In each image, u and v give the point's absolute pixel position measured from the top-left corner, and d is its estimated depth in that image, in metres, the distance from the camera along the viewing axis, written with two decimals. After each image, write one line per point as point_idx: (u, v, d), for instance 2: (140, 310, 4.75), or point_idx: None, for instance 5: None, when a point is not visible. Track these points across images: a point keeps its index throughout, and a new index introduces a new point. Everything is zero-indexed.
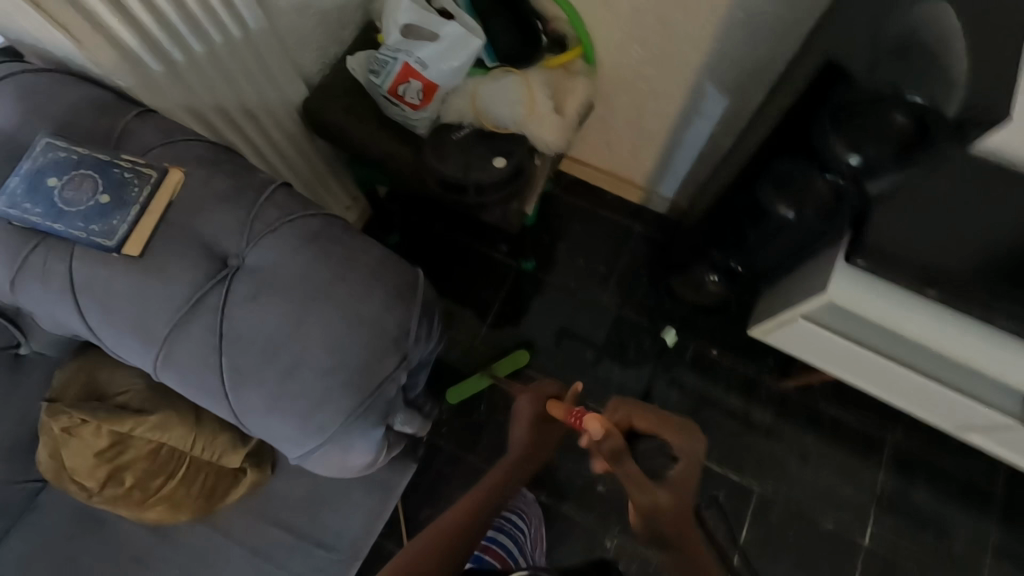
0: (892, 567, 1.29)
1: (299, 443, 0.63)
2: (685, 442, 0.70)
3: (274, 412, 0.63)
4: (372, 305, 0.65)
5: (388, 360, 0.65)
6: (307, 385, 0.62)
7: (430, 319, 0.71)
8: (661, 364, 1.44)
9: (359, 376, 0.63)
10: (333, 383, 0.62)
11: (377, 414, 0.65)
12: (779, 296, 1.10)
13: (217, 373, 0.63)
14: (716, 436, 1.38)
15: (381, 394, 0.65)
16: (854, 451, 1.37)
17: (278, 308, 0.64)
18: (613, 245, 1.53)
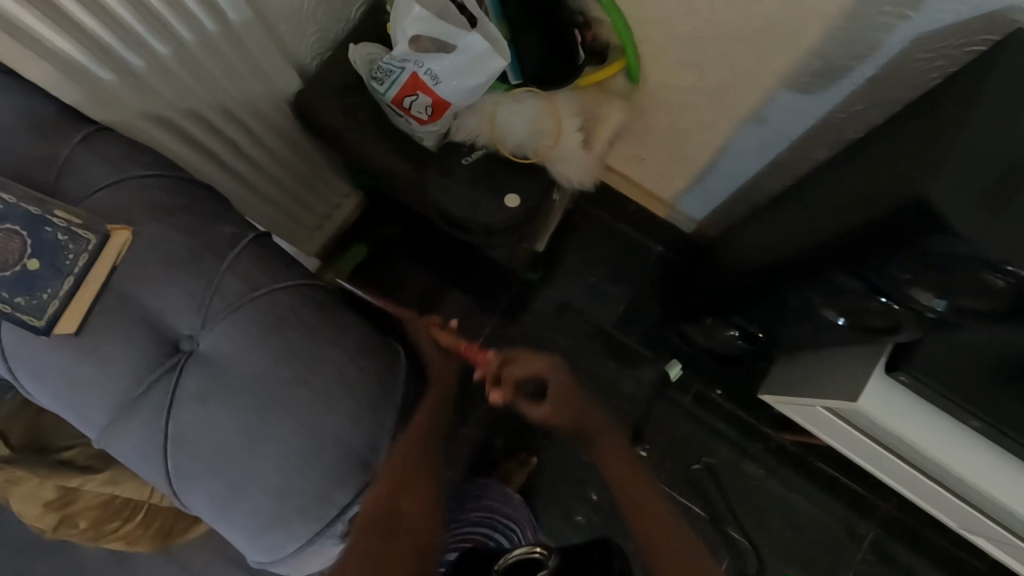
0: None
1: (250, 551, 0.59)
2: (550, 362, 0.83)
3: (225, 521, 0.58)
4: (341, 413, 0.59)
5: (355, 473, 0.59)
6: (262, 499, 0.57)
7: (408, 417, 0.65)
8: (659, 399, 1.38)
9: (322, 492, 0.58)
10: (291, 500, 0.57)
11: (339, 527, 0.60)
12: (801, 371, 1.00)
13: (160, 473, 0.57)
14: (703, 479, 1.34)
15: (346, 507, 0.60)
16: (843, 510, 1.33)
17: (234, 412, 0.56)
18: (627, 264, 1.42)
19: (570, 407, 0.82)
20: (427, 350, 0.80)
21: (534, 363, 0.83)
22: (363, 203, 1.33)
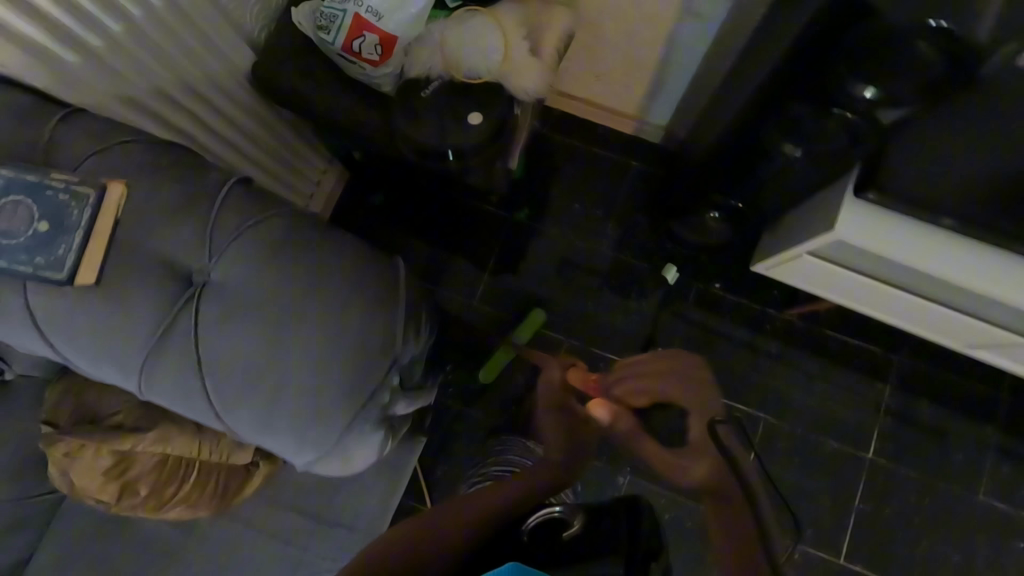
0: (896, 479, 1.32)
1: (301, 453, 0.64)
2: (681, 358, 0.96)
3: (271, 431, 0.62)
4: (357, 316, 0.62)
5: (379, 365, 0.64)
6: (298, 399, 0.61)
7: (416, 311, 0.69)
8: (663, 305, 1.41)
9: (349, 382, 0.62)
10: (325, 394, 0.62)
11: (374, 416, 0.65)
12: (784, 232, 1.04)
13: (201, 398, 0.61)
14: (721, 372, 1.38)
15: (376, 399, 0.64)
16: (856, 372, 1.37)
17: (261, 331, 0.60)
18: (605, 184, 1.46)
19: (701, 445, 0.82)
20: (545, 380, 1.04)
21: (673, 362, 0.95)
22: (336, 192, 1.42)
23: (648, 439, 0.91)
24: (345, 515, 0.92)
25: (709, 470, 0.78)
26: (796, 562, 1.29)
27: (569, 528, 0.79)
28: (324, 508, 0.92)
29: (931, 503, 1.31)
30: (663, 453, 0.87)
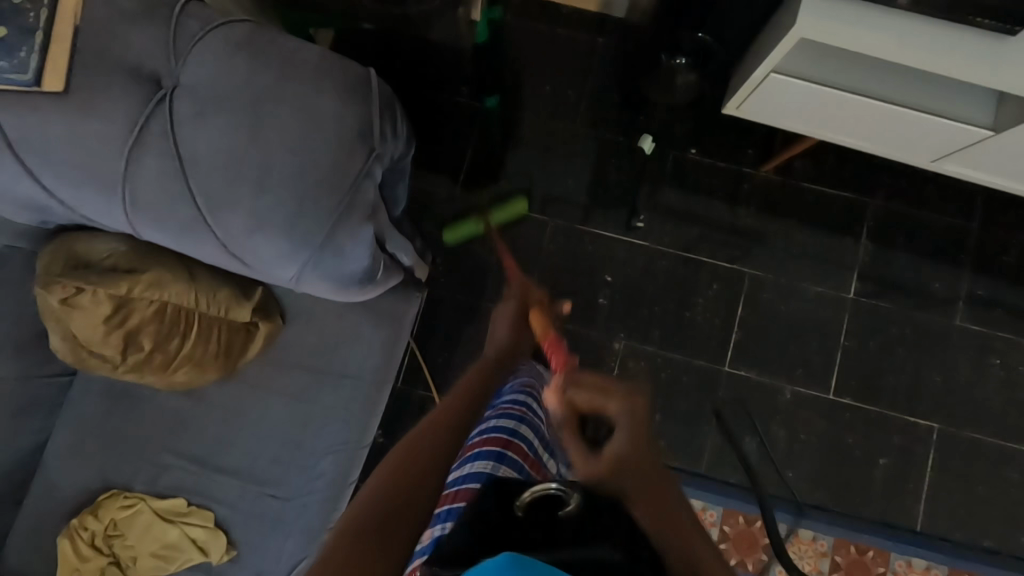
0: (877, 316, 1.37)
1: (296, 258, 0.65)
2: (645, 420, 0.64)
3: (258, 230, 0.64)
4: (328, 105, 0.64)
5: (356, 153, 0.65)
6: (286, 195, 0.63)
7: (391, 113, 0.70)
8: (641, 175, 1.42)
9: (334, 173, 0.64)
10: (312, 186, 0.63)
11: (360, 208, 0.66)
12: (745, 66, 1.08)
13: (190, 205, 0.63)
14: (704, 234, 1.41)
15: (358, 190, 0.66)
16: (834, 219, 1.40)
17: (233, 124, 0.62)
18: (573, 62, 1.45)
19: (633, 478, 0.60)
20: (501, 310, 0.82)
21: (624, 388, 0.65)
22: None
23: (570, 429, 0.65)
24: (351, 369, 0.92)
25: (609, 461, 0.61)
26: (787, 402, 1.35)
27: (569, 500, 0.55)
28: (329, 364, 0.92)
29: (910, 333, 1.37)
30: (583, 458, 0.62)
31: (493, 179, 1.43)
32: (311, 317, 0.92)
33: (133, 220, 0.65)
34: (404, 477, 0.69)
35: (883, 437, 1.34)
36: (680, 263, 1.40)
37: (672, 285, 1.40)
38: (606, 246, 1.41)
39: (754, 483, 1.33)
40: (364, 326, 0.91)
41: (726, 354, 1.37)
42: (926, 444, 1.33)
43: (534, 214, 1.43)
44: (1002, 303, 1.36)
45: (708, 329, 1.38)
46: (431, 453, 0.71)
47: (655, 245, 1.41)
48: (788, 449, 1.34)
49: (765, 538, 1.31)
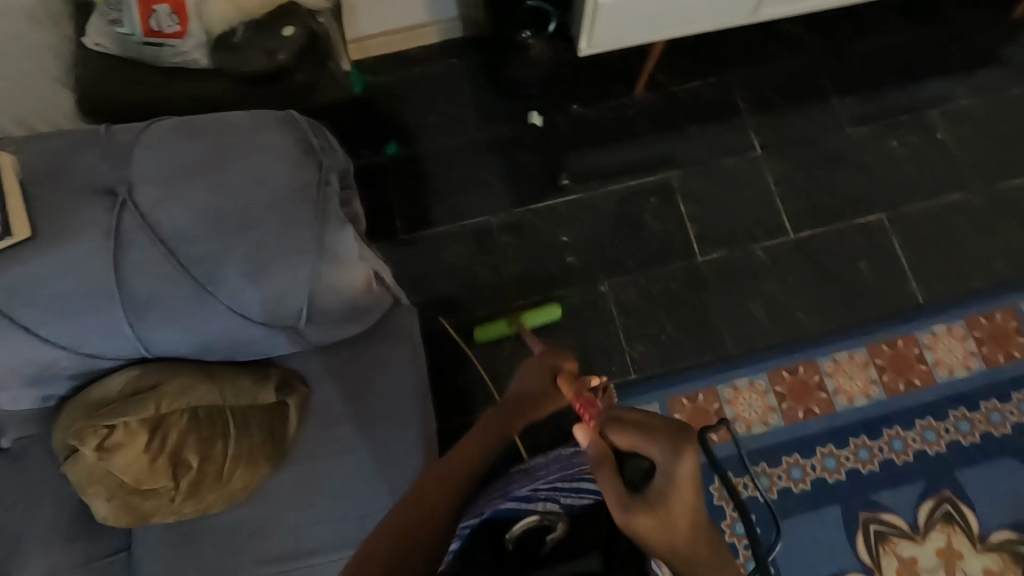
0: (789, 155, 1.54)
1: (294, 283, 0.76)
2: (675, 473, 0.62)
3: (256, 273, 0.74)
4: (266, 150, 0.75)
5: (308, 175, 0.76)
6: (264, 231, 0.74)
7: (323, 136, 0.81)
8: (545, 144, 1.57)
9: (295, 195, 0.75)
10: (282, 213, 0.74)
11: (333, 217, 0.77)
12: (578, 8, 1.25)
13: (192, 278, 0.74)
14: (620, 164, 1.55)
15: (325, 203, 0.77)
16: (714, 101, 1.58)
17: (197, 198, 0.73)
18: (441, 86, 1.61)
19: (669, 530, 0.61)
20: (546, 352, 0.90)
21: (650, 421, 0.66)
22: None
23: (609, 468, 0.66)
24: (391, 398, 0.95)
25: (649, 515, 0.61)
26: (763, 257, 1.47)
27: (557, 529, 0.88)
28: (369, 404, 0.94)
29: (822, 155, 1.54)
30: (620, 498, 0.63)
31: (426, 208, 1.55)
32: (334, 368, 0.95)
33: (149, 319, 0.75)
34: (442, 493, 0.75)
35: (852, 245, 1.47)
36: (615, 196, 1.53)
37: (619, 217, 1.51)
38: (548, 213, 1.53)
39: (776, 338, 1.42)
40: (386, 349, 0.96)
41: (693, 247, 1.48)
42: (885, 231, 1.48)
43: (475, 219, 1.54)
44: (870, 100, 1.57)
45: (667, 236, 1.50)
46: (454, 478, 0.77)
47: (587, 193, 1.54)
48: (787, 295, 1.44)
49: (812, 377, 1.38)
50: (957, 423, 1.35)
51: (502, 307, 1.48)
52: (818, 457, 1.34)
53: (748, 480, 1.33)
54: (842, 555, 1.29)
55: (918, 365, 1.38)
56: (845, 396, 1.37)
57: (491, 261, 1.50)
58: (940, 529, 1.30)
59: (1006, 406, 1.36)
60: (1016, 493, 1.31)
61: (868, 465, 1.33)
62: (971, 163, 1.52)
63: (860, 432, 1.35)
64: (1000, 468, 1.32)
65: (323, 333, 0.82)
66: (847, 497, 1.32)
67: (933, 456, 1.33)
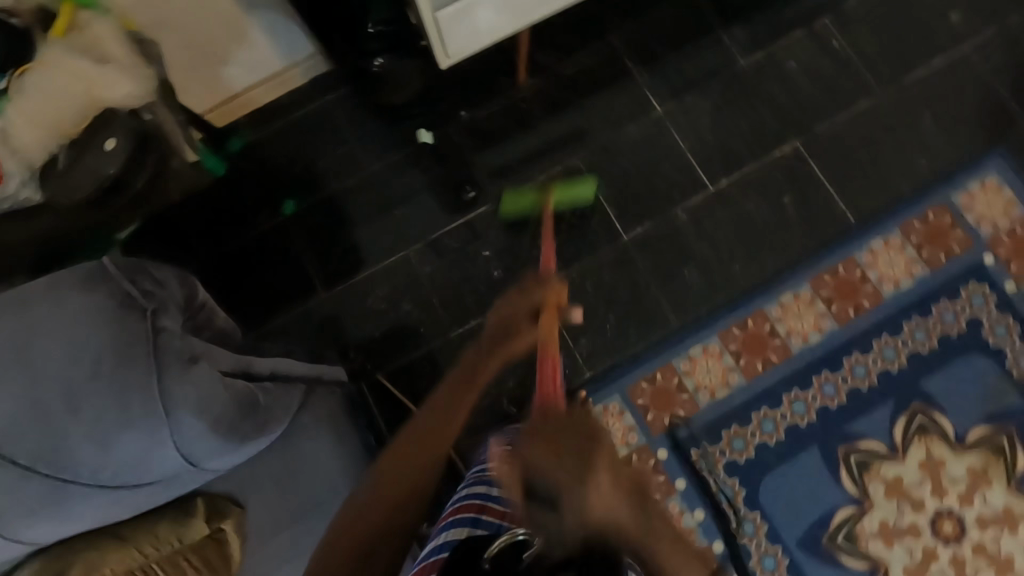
0: (689, 107, 1.48)
1: (161, 437, 0.73)
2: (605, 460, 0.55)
3: (105, 448, 0.71)
4: (76, 318, 0.71)
5: (133, 329, 0.72)
6: (102, 401, 0.70)
7: (144, 271, 0.77)
8: (443, 161, 1.50)
9: (118, 351, 0.71)
10: (117, 376, 0.71)
11: (175, 361, 0.74)
12: (421, 21, 1.17)
13: (37, 479, 0.71)
14: (522, 161, 1.49)
15: (162, 351, 0.73)
16: (603, 70, 1.51)
17: (9, 392, 0.69)
18: (320, 129, 1.53)
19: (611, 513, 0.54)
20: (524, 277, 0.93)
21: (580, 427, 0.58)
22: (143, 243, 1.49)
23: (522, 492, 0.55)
24: (329, 492, 0.92)
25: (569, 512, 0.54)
26: (688, 219, 1.42)
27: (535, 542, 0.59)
28: (306, 507, 0.91)
29: (725, 97, 1.47)
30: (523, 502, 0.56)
31: (338, 259, 1.49)
32: (260, 479, 0.92)
33: (21, 521, 0.72)
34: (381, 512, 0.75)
35: (774, 180, 1.42)
36: (526, 195, 1.47)
37: (534, 215, 1.46)
38: (463, 231, 1.47)
39: (719, 297, 1.38)
40: (308, 445, 0.93)
41: (616, 226, 1.43)
42: (803, 158, 1.42)
43: (392, 257, 1.48)
44: (760, 25, 1.49)
45: (587, 222, 1.44)
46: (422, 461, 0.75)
47: (497, 199, 1.48)
48: (719, 253, 1.40)
49: (764, 327, 1.36)
50: (913, 333, 1.33)
51: (442, 340, 1.44)
52: (786, 404, 1.32)
53: (724, 446, 1.32)
54: (830, 494, 1.29)
55: (864, 287, 1.36)
56: (799, 336, 1.35)
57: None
58: (917, 443, 1.29)
59: (958, 304, 1.34)
60: (983, 388, 1.30)
61: (836, 399, 1.32)
62: (874, 66, 1.45)
63: (821, 369, 1.33)
64: (962, 367, 1.31)
65: (224, 462, 0.79)
66: (822, 437, 1.31)
67: (897, 373, 1.32)
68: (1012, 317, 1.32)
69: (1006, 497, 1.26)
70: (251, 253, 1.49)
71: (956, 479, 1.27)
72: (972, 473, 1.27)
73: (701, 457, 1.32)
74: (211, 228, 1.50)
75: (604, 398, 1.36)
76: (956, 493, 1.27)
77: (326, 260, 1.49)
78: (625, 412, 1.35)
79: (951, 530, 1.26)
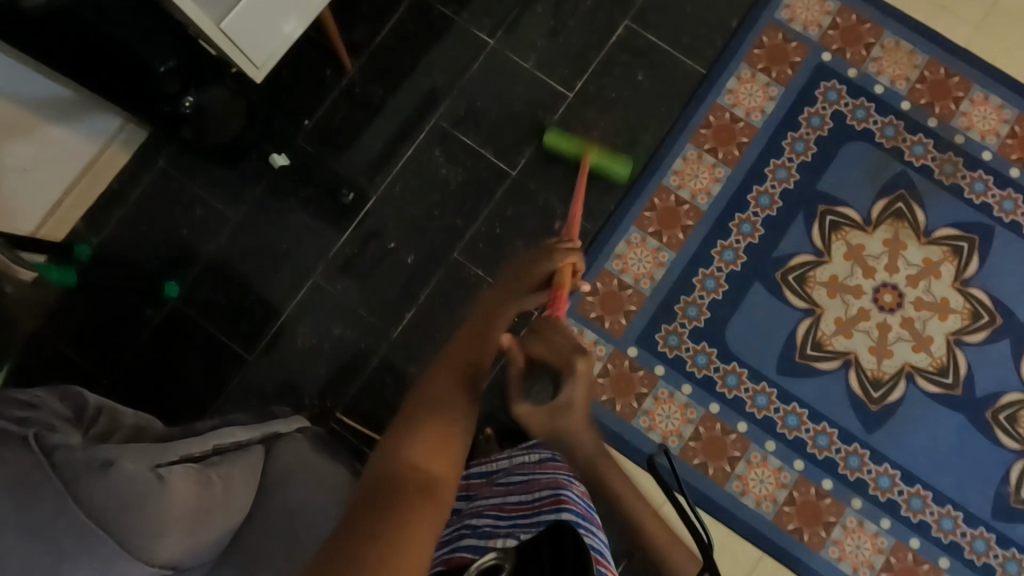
0: (517, 29, 1.46)
1: (116, 563, 0.71)
2: None
3: None
4: None
5: (21, 460, 0.68)
6: (22, 551, 0.65)
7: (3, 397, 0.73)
8: (306, 175, 1.43)
9: (33, 497, 0.67)
10: (44, 530, 0.67)
11: (92, 470, 0.71)
12: (212, 45, 1.10)
13: None
14: (386, 144, 1.44)
15: (65, 467, 0.70)
16: (422, 28, 1.47)
17: None
18: (168, 197, 1.41)
19: None
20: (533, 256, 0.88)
21: None
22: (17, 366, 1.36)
23: None
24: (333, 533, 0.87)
25: None
26: (561, 131, 1.43)
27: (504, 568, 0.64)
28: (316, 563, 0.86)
29: (543, 6, 1.47)
30: None
31: (249, 316, 1.40)
32: (260, 554, 0.86)
33: None
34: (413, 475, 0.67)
35: (622, 63, 1.44)
36: (405, 174, 1.43)
37: (421, 189, 1.42)
38: (361, 233, 1.42)
39: (620, 191, 1.41)
40: (291, 496, 0.89)
41: (501, 166, 1.42)
42: (638, 33, 1.45)
43: (302, 289, 1.41)
44: None
45: (472, 174, 1.42)
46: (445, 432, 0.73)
47: (378, 190, 1.43)
48: (603, 151, 1.42)
49: (670, 198, 1.40)
50: (793, 147, 1.42)
51: (386, 346, 1.39)
52: (717, 257, 1.39)
53: (680, 317, 1.37)
54: (785, 317, 1.37)
55: (737, 125, 1.43)
56: (702, 193, 1.41)
57: (574, 147, 1.40)
58: (837, 240, 1.39)
59: (819, 106, 1.43)
60: (867, 168, 1.41)
61: (755, 235, 1.39)
62: None
63: (733, 214, 1.40)
64: (844, 158, 1.41)
65: (198, 555, 0.80)
66: (758, 272, 1.38)
67: (795, 188, 1.40)
68: (865, 98, 1.43)
69: (922, 251, 1.38)
70: (155, 350, 1.38)
71: (878, 254, 1.38)
72: (888, 244, 1.39)
73: (666, 335, 1.37)
74: (101, 341, 1.38)
75: None
76: (883, 266, 1.38)
77: (236, 322, 1.40)
78: (584, 330, 1.37)
79: (892, 299, 1.37)
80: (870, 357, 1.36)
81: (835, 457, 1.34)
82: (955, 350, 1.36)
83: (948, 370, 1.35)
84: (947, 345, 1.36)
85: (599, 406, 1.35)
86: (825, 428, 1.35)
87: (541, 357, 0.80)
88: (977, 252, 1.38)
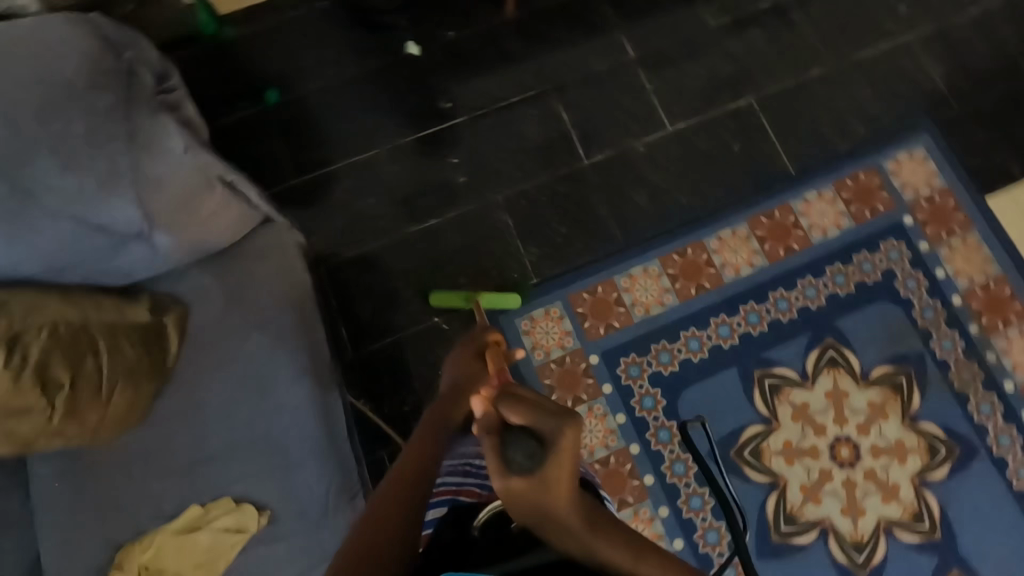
0: (657, 56, 1.59)
1: (128, 197, 0.93)
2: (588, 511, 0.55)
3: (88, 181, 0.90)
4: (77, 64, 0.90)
5: (127, 91, 0.93)
6: (84, 140, 0.89)
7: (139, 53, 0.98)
8: (424, 72, 1.60)
9: (112, 115, 0.91)
10: (103, 134, 0.90)
11: (160, 129, 0.95)
12: None
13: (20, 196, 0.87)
14: (500, 84, 1.59)
15: (146, 113, 0.94)
16: (582, 14, 1.62)
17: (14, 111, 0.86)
18: (313, 29, 1.61)
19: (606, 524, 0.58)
20: (460, 347, 0.85)
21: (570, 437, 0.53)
22: None
23: (491, 440, 0.55)
24: (273, 333, 1.08)
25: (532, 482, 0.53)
26: (643, 152, 1.53)
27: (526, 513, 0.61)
28: (261, 364, 1.06)
29: (688, 50, 1.59)
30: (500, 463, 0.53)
31: (314, 150, 1.56)
32: (216, 289, 1.09)
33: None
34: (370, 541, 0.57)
35: (725, 129, 1.54)
36: (499, 115, 1.57)
37: (504, 134, 1.56)
38: (437, 139, 1.56)
39: (662, 226, 1.49)
40: (258, 263, 1.11)
41: (578, 151, 1.54)
42: (755, 111, 1.55)
43: (366, 153, 1.56)
44: None
45: (551, 144, 1.55)
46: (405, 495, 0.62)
47: (470, 116, 1.57)
48: (667, 186, 1.51)
49: (701, 254, 1.47)
50: (834, 277, 1.45)
51: (400, 235, 1.51)
52: (712, 326, 1.43)
53: (651, 357, 1.42)
54: (742, 411, 1.39)
55: (795, 231, 1.48)
56: (732, 268, 1.46)
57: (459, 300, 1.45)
58: (827, 375, 1.40)
59: (876, 256, 1.46)
60: (889, 331, 1.42)
61: (757, 327, 1.43)
62: (828, 40, 1.57)
63: (747, 299, 1.44)
64: (874, 312, 1.43)
65: (173, 240, 1.00)
66: (741, 359, 1.41)
67: (814, 310, 1.43)
68: (922, 273, 1.45)
69: (899, 430, 1.37)
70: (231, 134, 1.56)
71: (857, 410, 1.38)
72: (872, 406, 1.38)
73: (629, 365, 1.42)
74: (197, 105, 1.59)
75: (546, 302, 1.45)
76: (856, 422, 1.38)
77: (301, 149, 1.56)
78: (563, 317, 1.44)
79: (847, 455, 1.36)
80: (799, 493, 1.35)
81: (713, 558, 1.33)
82: (881, 536, 1.33)
83: (864, 548, 1.32)
84: (875, 527, 1.33)
85: (538, 384, 1.41)
86: (720, 527, 1.34)
87: (534, 435, 0.53)
88: (951, 462, 1.35)
